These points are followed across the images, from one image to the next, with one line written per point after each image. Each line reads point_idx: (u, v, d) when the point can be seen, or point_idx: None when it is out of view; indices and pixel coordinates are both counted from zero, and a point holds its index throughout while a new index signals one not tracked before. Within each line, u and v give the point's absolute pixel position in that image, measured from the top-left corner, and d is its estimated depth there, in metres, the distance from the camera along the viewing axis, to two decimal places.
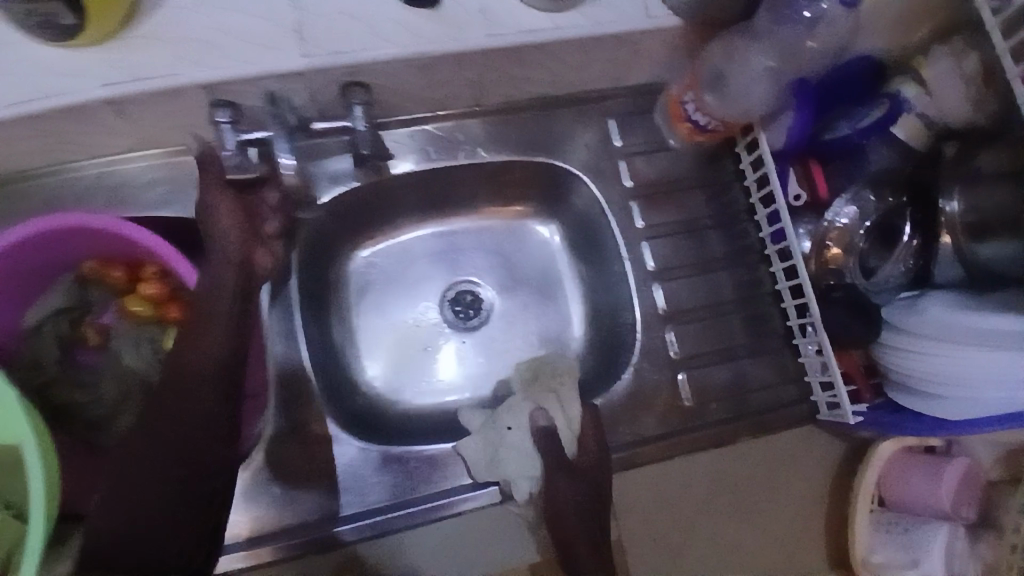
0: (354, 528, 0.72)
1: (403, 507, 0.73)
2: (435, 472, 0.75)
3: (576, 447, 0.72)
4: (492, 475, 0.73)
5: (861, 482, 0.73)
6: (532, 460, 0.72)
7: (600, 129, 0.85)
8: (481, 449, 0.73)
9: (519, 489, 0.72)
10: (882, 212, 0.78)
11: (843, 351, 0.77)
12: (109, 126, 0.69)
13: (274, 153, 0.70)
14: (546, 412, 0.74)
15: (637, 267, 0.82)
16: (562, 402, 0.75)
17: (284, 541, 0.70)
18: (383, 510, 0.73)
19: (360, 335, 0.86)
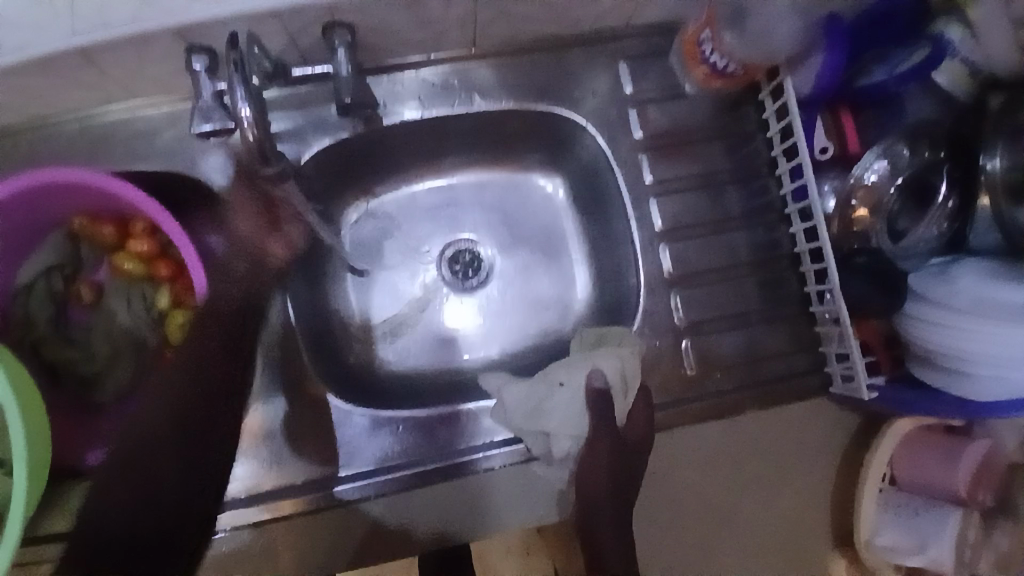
0: (355, 487, 0.70)
1: (417, 464, 0.71)
2: (457, 432, 0.73)
3: (625, 417, 0.69)
4: (530, 427, 0.70)
5: (873, 460, 0.69)
6: (580, 417, 0.69)
7: (609, 73, 0.78)
8: (526, 398, 0.70)
9: (558, 446, 0.68)
10: (917, 169, 0.70)
11: (864, 319, 0.71)
12: (78, 78, 0.65)
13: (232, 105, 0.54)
14: (603, 372, 0.70)
15: (644, 226, 0.77)
16: (620, 359, 0.71)
17: (267, 503, 0.69)
18: (399, 467, 0.71)
19: (356, 294, 0.84)
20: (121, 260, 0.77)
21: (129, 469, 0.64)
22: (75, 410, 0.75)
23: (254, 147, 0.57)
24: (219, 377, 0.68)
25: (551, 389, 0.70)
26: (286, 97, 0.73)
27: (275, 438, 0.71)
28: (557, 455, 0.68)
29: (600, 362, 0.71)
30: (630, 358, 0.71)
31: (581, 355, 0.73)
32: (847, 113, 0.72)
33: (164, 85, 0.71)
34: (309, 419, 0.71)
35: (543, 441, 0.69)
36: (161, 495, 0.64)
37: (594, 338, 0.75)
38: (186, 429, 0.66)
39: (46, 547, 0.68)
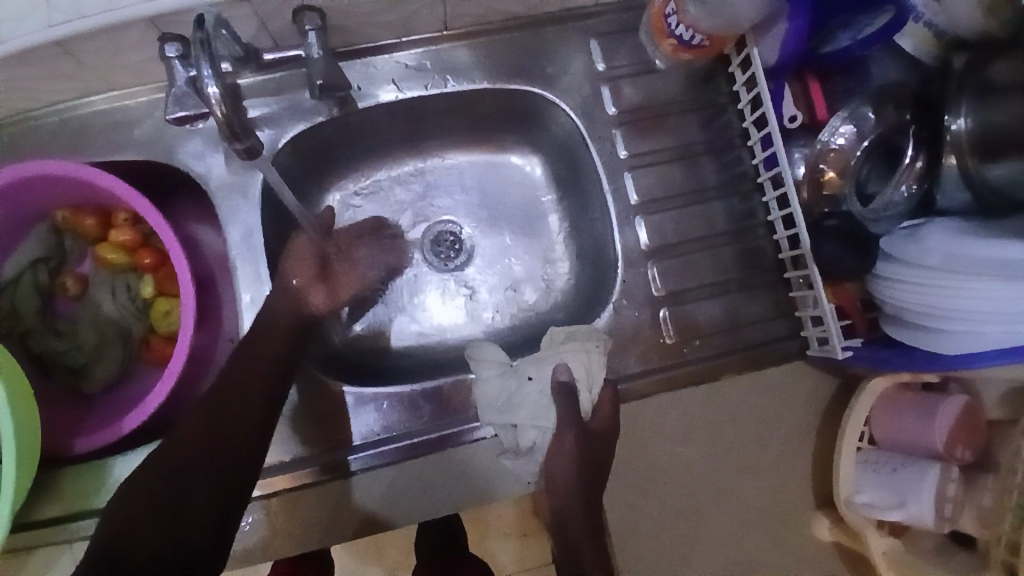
0: (361, 458, 0.71)
1: (409, 437, 0.72)
2: (448, 411, 0.74)
3: (591, 412, 0.69)
4: (499, 420, 0.70)
5: (849, 419, 0.70)
6: (546, 410, 0.69)
7: (582, 50, 0.79)
8: (495, 392, 0.71)
9: (525, 438, 0.69)
10: (883, 131, 0.71)
11: (838, 283, 0.72)
12: (55, 70, 0.66)
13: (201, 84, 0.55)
14: (570, 369, 0.70)
15: (620, 200, 0.78)
16: (587, 353, 0.71)
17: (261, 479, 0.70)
18: (392, 439, 0.72)
19: None
20: (102, 250, 0.78)
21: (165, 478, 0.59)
22: (64, 400, 0.77)
23: (223, 125, 0.59)
24: (262, 389, 0.66)
25: (520, 383, 0.70)
26: (261, 83, 0.73)
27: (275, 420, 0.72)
28: (523, 445, 0.69)
29: (568, 357, 0.71)
30: (596, 354, 0.71)
31: (550, 350, 0.72)
32: (814, 80, 0.74)
33: (141, 74, 0.72)
34: (300, 401, 0.72)
35: (511, 433, 0.69)
36: (201, 506, 0.59)
37: (564, 333, 0.74)
38: (233, 434, 0.62)
39: (37, 533, 0.69)
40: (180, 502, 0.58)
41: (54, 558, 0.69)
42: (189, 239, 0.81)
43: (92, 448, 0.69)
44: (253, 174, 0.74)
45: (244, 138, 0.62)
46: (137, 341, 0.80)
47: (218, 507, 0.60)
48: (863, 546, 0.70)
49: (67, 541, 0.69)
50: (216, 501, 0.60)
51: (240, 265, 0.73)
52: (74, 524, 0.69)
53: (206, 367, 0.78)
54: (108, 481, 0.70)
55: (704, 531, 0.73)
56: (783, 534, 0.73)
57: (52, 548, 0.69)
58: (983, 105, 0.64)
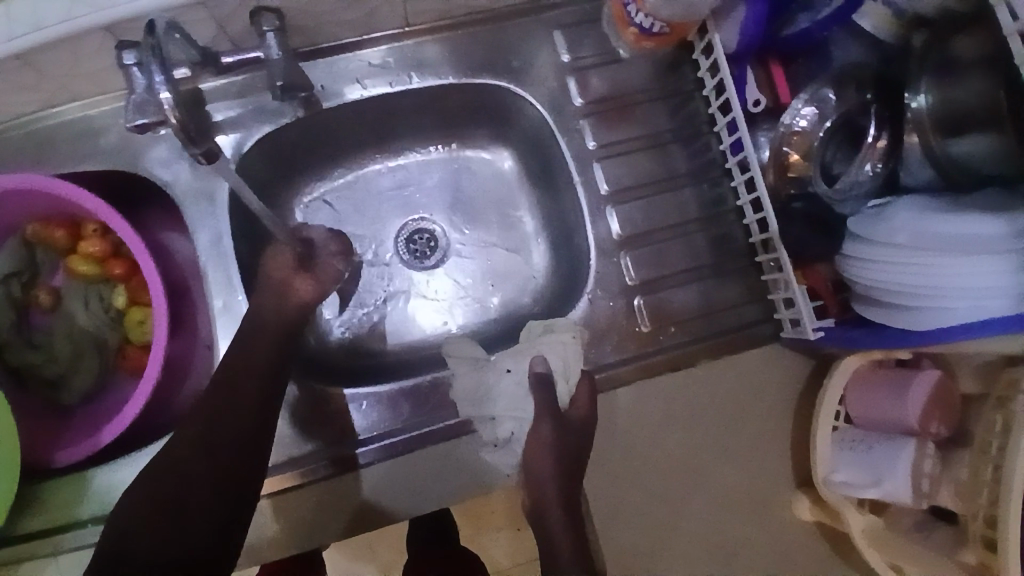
0: (370, 450, 0.72)
1: (403, 432, 0.73)
2: (432, 409, 0.74)
3: (568, 399, 0.70)
4: (477, 413, 0.71)
5: (823, 399, 0.71)
6: (524, 401, 0.69)
7: (546, 42, 0.79)
8: (471, 386, 0.72)
9: (501, 428, 0.69)
10: (845, 111, 0.72)
11: (807, 266, 0.72)
12: (17, 83, 0.65)
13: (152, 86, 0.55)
14: (546, 359, 0.70)
15: (590, 191, 0.78)
16: (560, 343, 0.72)
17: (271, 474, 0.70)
18: (390, 434, 0.73)
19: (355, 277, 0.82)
20: (74, 262, 0.78)
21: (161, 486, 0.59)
22: (42, 414, 0.77)
23: (177, 129, 0.58)
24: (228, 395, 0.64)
25: (499, 375, 0.71)
26: (223, 87, 0.73)
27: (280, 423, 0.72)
28: (501, 438, 0.69)
29: (544, 349, 0.72)
30: (572, 345, 0.72)
31: (528, 342, 0.73)
32: (777, 65, 0.75)
33: (105, 83, 0.71)
34: (294, 401, 0.72)
35: (489, 426, 0.70)
36: (195, 516, 0.58)
37: (542, 326, 0.75)
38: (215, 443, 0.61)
39: (21, 547, 0.69)
40: (173, 511, 0.58)
41: (38, 571, 0.69)
42: (161, 248, 0.81)
43: (72, 461, 0.69)
44: (219, 182, 0.74)
45: (201, 144, 0.61)
46: (113, 351, 0.80)
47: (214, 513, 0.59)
48: (843, 524, 0.70)
49: (50, 554, 0.69)
50: (213, 506, 0.59)
51: (211, 273, 0.73)
52: (57, 537, 0.69)
53: (184, 375, 0.78)
54: (87, 492, 0.70)
55: (687, 517, 0.73)
56: (766, 517, 0.74)
57: (36, 562, 0.69)
58: (944, 81, 0.64)
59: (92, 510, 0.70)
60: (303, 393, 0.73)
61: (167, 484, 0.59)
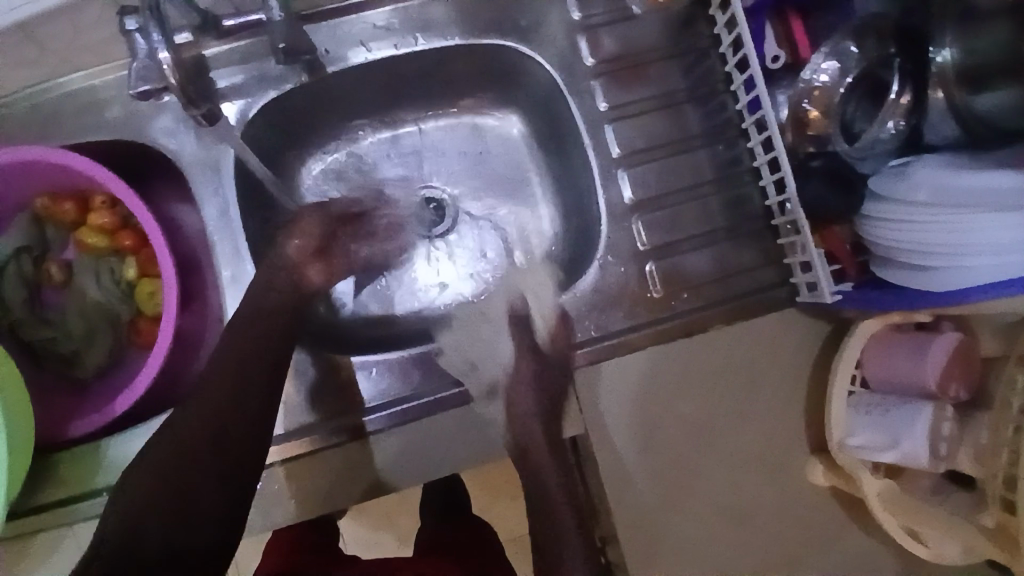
0: (380, 417, 0.71)
1: (404, 402, 0.72)
2: (439, 381, 0.73)
3: (548, 340, 0.75)
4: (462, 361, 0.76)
5: (840, 362, 0.70)
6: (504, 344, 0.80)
7: (555, 0, 0.76)
8: (465, 334, 0.79)
9: (487, 368, 0.77)
10: (867, 65, 0.70)
11: (826, 228, 0.70)
12: (17, 54, 0.65)
13: (152, 44, 0.57)
14: (523, 297, 0.80)
15: (601, 154, 0.76)
16: (536, 291, 0.79)
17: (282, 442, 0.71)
18: (394, 402, 0.72)
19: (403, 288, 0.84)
20: (84, 235, 0.78)
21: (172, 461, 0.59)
22: (57, 385, 0.78)
23: (178, 91, 0.60)
24: (238, 364, 0.64)
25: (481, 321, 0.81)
26: (226, 53, 0.71)
27: (293, 390, 0.72)
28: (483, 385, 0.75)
29: (522, 287, 0.80)
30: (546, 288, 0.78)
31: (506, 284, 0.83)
32: (796, 17, 0.72)
33: (105, 53, 0.70)
34: (311, 371, 0.73)
35: (468, 368, 0.75)
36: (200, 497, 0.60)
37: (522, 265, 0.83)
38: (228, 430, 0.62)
39: (35, 518, 0.70)
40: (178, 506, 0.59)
41: (57, 541, 0.70)
42: (170, 220, 0.81)
43: (87, 431, 0.71)
44: (224, 149, 0.73)
45: (199, 104, 0.62)
46: (125, 324, 0.80)
47: (221, 483, 0.61)
48: (857, 488, 0.70)
49: (69, 523, 0.70)
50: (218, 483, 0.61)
51: (218, 242, 0.73)
52: (74, 506, 0.70)
53: (197, 346, 0.79)
54: (102, 463, 0.71)
55: (698, 481, 0.73)
56: (779, 482, 0.73)
57: (55, 530, 0.70)
58: (967, 31, 0.61)
59: (107, 479, 0.71)
60: (317, 364, 0.73)
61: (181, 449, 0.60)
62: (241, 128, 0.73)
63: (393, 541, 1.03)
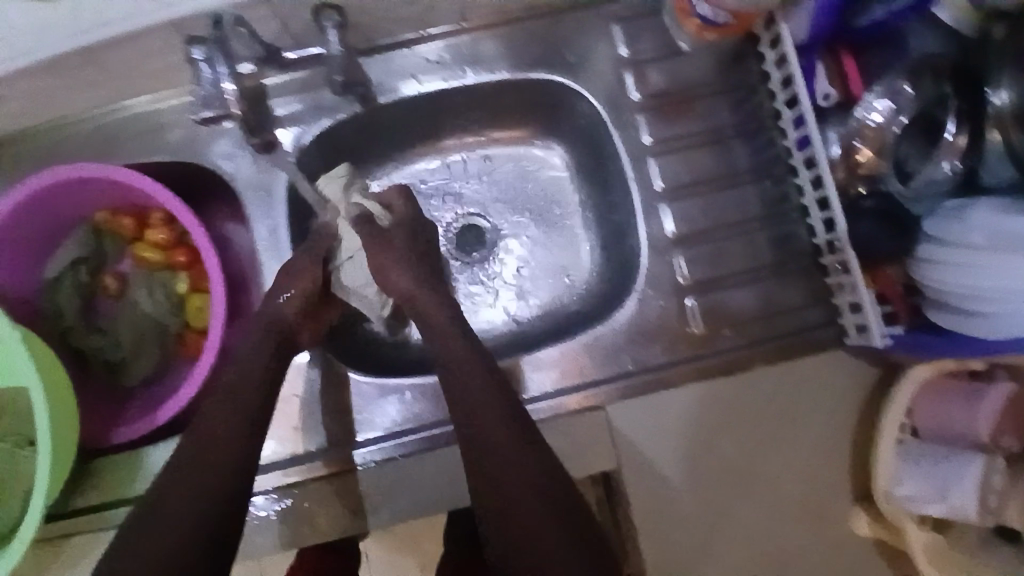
0: (369, 450, 0.72)
1: (407, 434, 0.73)
2: None
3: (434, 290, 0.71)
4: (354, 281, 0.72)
5: (889, 409, 0.66)
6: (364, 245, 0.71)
7: (602, 36, 0.77)
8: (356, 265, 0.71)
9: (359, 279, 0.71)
10: (921, 104, 0.68)
11: (878, 270, 0.68)
12: (91, 75, 0.68)
13: (220, 80, 0.63)
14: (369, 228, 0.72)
15: (644, 187, 0.76)
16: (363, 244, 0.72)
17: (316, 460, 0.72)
18: (392, 435, 0.73)
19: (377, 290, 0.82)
20: (141, 249, 0.81)
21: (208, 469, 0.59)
22: (103, 393, 0.80)
23: (240, 120, 0.67)
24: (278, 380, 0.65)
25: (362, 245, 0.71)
26: (287, 83, 0.75)
27: (330, 410, 0.74)
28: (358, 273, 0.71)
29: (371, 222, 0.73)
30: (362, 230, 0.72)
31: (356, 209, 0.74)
32: (848, 55, 0.71)
33: (172, 78, 0.74)
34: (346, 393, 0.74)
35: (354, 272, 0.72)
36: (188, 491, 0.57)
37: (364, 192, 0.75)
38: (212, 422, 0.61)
39: (72, 522, 0.71)
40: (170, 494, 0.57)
41: (88, 546, 0.70)
42: (221, 238, 0.83)
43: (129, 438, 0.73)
44: (276, 175, 0.75)
45: (257, 132, 0.69)
46: (172, 338, 0.82)
47: (209, 473, 0.58)
48: (903, 541, 0.66)
49: (101, 530, 0.70)
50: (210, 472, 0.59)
51: (267, 261, 0.75)
52: (110, 513, 0.71)
53: None
54: (142, 472, 0.73)
55: (735, 524, 0.70)
56: (821, 531, 0.70)
57: (86, 538, 0.70)
58: None
59: (144, 489, 0.72)
60: (354, 385, 0.74)
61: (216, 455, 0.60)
62: (296, 156, 0.75)
63: (416, 568, 1.02)
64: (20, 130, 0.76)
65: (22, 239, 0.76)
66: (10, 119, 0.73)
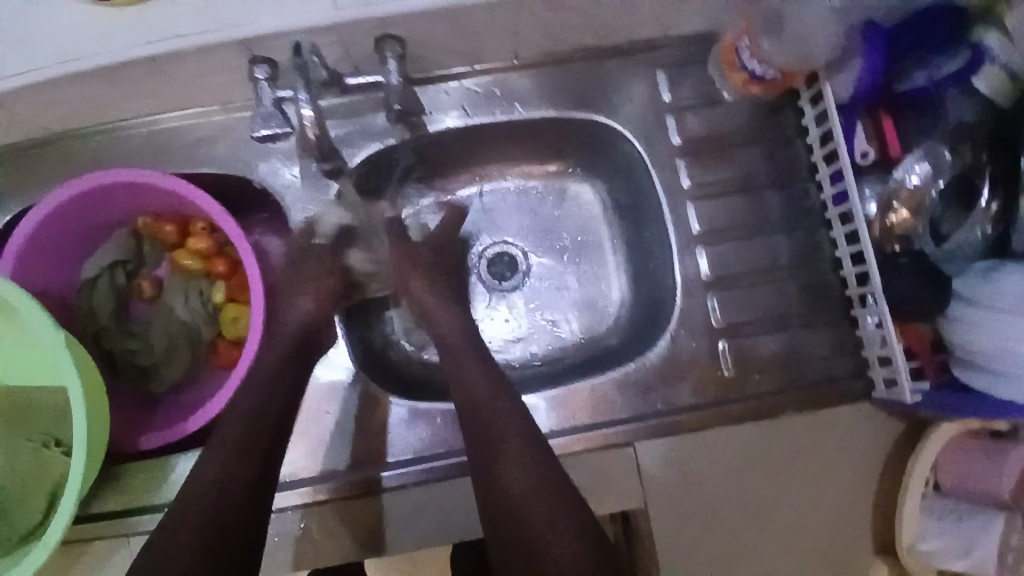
0: (399, 473, 0.72)
1: (437, 458, 0.73)
2: None
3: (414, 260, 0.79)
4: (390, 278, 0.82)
5: (915, 466, 0.68)
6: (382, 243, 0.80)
7: (646, 81, 0.80)
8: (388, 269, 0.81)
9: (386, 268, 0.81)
10: (958, 170, 0.71)
11: (908, 324, 0.69)
12: (151, 85, 0.70)
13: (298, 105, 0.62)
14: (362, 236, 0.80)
15: (680, 230, 0.78)
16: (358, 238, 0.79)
17: (344, 479, 0.72)
18: (423, 459, 0.73)
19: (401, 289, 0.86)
20: (180, 256, 0.82)
21: (245, 483, 0.60)
22: (131, 396, 0.81)
23: (314, 146, 0.66)
24: None
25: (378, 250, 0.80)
26: (339, 105, 0.77)
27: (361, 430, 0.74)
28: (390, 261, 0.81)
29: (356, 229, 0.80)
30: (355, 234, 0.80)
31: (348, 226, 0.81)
32: (887, 116, 0.73)
33: (228, 93, 0.75)
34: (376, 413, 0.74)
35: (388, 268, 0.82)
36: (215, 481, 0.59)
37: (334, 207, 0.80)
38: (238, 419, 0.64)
39: (94, 527, 0.71)
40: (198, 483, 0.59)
41: (111, 552, 0.71)
42: (259, 250, 0.85)
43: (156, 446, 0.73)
44: (327, 186, 0.77)
45: (330, 158, 0.68)
46: (205, 344, 0.83)
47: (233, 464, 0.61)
48: None
49: (126, 536, 0.71)
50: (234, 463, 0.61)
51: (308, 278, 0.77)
52: (134, 519, 0.72)
53: None
54: (168, 480, 0.73)
55: (754, 568, 0.71)
56: None
57: (109, 542, 0.71)
58: None
59: (170, 497, 0.72)
60: (386, 406, 0.74)
61: (252, 460, 0.61)
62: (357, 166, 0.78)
63: None
64: (71, 131, 0.77)
65: (64, 238, 0.77)
66: (64, 120, 0.74)
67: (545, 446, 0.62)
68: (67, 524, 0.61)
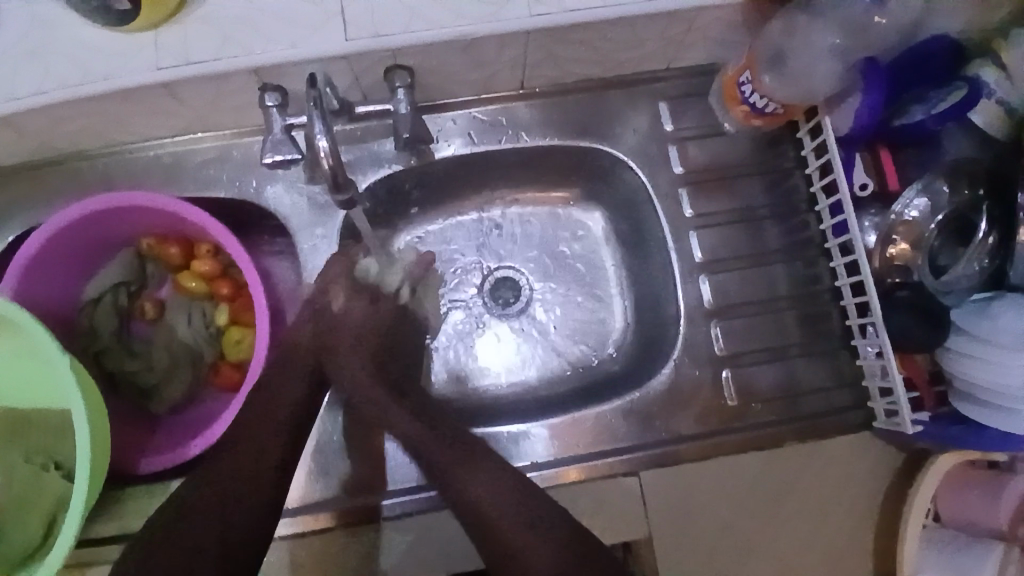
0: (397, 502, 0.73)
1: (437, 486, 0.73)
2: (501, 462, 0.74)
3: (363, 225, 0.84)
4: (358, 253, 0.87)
5: (917, 498, 0.68)
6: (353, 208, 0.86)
7: (649, 111, 0.81)
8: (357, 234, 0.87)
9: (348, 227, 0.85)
10: (956, 206, 0.72)
11: (907, 356, 0.70)
12: (162, 109, 0.71)
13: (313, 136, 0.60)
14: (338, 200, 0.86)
15: (682, 258, 0.79)
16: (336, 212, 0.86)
17: (347, 506, 0.72)
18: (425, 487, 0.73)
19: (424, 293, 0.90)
20: (185, 278, 0.82)
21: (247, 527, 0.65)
22: (131, 417, 0.80)
23: (329, 177, 0.63)
24: None
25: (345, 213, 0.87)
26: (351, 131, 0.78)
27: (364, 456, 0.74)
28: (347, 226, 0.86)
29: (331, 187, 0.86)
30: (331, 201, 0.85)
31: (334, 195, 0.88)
32: (884, 150, 0.75)
33: (236, 118, 0.76)
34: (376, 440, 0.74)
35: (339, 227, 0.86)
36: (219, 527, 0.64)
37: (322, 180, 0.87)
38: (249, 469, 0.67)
39: (90, 551, 0.71)
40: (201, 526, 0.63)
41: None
42: (263, 273, 0.85)
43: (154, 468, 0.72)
44: (333, 212, 0.78)
45: (344, 189, 0.65)
46: (206, 365, 0.83)
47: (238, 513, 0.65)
48: None
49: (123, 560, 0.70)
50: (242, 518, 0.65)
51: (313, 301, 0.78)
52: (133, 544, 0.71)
53: None
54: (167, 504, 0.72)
55: None
56: None
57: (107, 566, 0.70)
58: None
59: None
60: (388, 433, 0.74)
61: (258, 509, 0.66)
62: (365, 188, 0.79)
63: None
64: (78, 152, 0.78)
65: (68, 258, 0.77)
66: (72, 142, 0.75)
67: (529, 499, 0.67)
68: (64, 550, 0.60)
